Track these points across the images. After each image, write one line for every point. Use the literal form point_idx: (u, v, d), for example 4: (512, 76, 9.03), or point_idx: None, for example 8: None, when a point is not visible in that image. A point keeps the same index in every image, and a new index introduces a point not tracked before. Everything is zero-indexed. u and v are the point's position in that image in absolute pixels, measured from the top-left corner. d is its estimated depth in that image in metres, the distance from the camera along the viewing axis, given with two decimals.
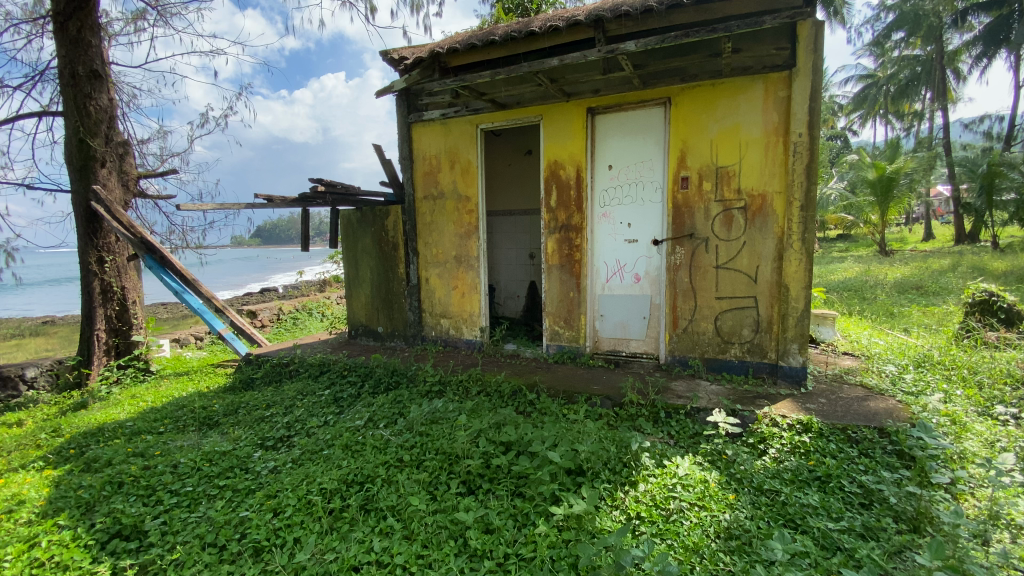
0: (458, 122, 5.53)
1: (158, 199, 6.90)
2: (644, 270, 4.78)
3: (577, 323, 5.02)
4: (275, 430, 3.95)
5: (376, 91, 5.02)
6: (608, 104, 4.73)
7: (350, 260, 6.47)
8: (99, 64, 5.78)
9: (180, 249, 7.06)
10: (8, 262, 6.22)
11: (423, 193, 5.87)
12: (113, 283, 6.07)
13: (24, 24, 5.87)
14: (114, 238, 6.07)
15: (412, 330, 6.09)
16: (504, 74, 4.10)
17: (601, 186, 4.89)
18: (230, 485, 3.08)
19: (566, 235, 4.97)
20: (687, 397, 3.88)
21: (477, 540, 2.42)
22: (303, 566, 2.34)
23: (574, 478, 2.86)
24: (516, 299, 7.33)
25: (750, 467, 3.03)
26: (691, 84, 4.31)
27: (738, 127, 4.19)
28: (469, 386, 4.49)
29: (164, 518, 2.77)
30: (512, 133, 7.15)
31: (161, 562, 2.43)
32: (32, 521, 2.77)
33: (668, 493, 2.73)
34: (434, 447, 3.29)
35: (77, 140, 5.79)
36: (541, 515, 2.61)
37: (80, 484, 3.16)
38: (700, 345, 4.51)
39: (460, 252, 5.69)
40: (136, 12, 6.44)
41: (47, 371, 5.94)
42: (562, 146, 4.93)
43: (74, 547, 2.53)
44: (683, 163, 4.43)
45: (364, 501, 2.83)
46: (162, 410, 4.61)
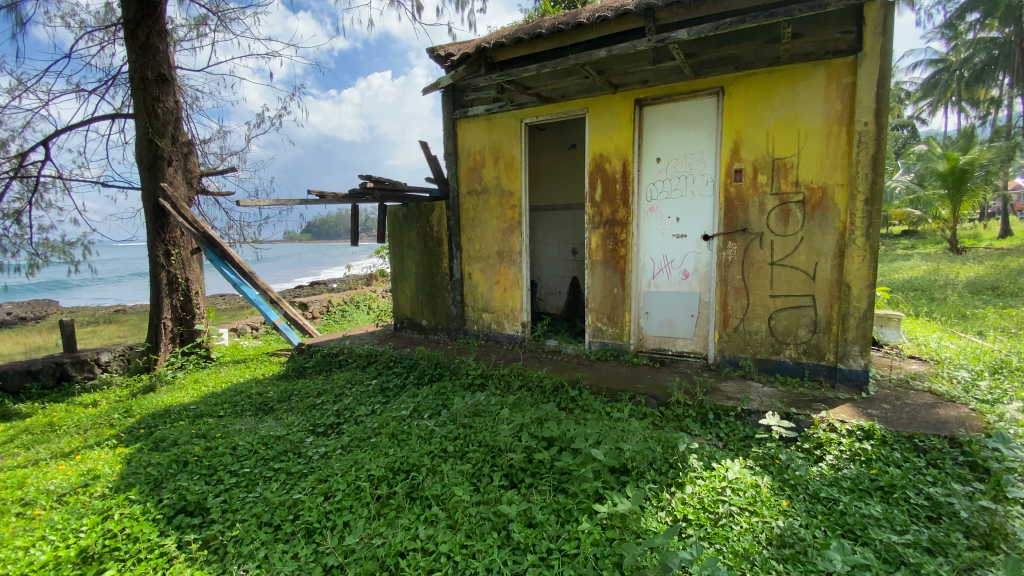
0: (502, 117, 5.53)
1: (218, 196, 7.28)
2: (692, 266, 4.64)
3: (621, 321, 4.92)
4: (326, 417, 4.10)
5: (424, 88, 5.08)
6: (657, 95, 4.60)
7: (395, 255, 6.65)
8: (166, 68, 6.14)
9: (238, 243, 7.42)
10: (85, 255, 6.71)
11: (467, 189, 5.91)
12: (178, 275, 6.46)
13: (98, 32, 6.31)
14: (179, 232, 6.45)
15: (455, 324, 6.17)
16: (550, 67, 4.05)
17: (648, 180, 4.77)
18: (284, 468, 3.22)
19: (611, 231, 4.88)
20: (738, 399, 3.74)
21: (520, 534, 2.42)
22: (352, 549, 2.42)
23: (619, 477, 2.82)
24: (558, 295, 7.29)
25: (805, 474, 2.89)
26: (746, 72, 4.15)
27: (797, 117, 3.99)
28: (511, 380, 4.50)
29: (223, 497, 2.92)
30: (556, 128, 7.10)
31: (222, 538, 2.57)
32: (106, 494, 3.00)
33: (716, 497, 2.64)
34: (477, 440, 3.32)
35: (147, 141, 6.18)
36: (585, 512, 2.57)
37: (149, 462, 3.39)
38: (752, 346, 4.34)
39: (503, 247, 5.70)
40: (198, 18, 6.81)
41: (120, 356, 6.41)
42: (608, 139, 4.84)
43: (143, 520, 2.72)
44: (736, 156, 4.26)
45: (410, 489, 2.89)
46: (222, 395, 4.88)
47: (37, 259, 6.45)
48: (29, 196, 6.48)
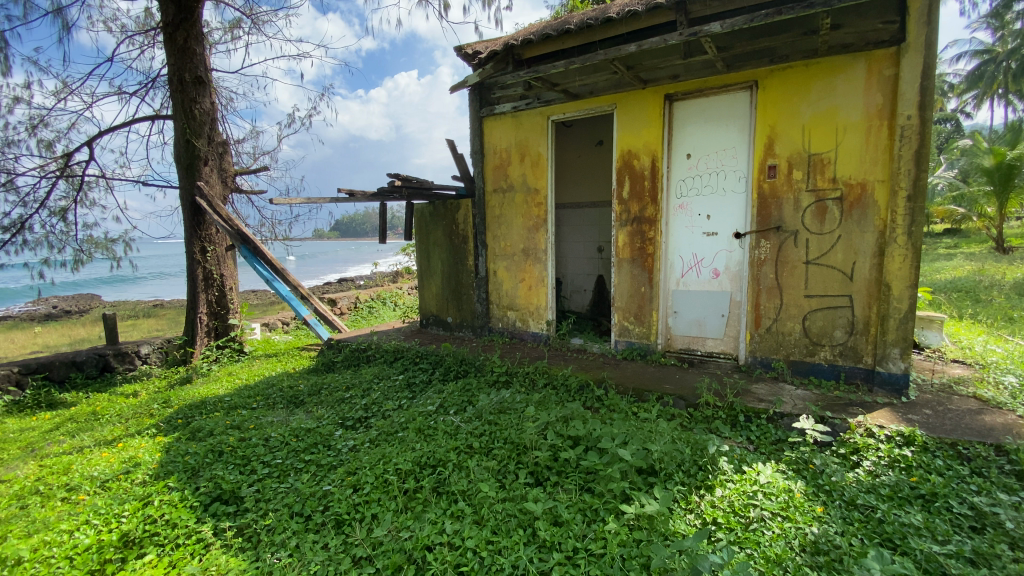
0: (529, 114, 5.51)
1: (251, 195, 7.49)
2: (723, 264, 4.54)
3: (648, 320, 4.85)
4: (355, 411, 4.18)
5: (451, 86, 5.10)
6: (687, 90, 4.52)
7: (422, 253, 6.79)
8: (202, 70, 6.32)
9: (270, 241, 7.62)
10: (126, 251, 6.99)
11: (493, 186, 5.92)
12: (213, 271, 6.67)
13: (139, 36, 6.55)
14: (214, 229, 6.65)
15: (479, 321, 6.19)
16: (578, 63, 4.01)
17: (678, 176, 4.68)
18: (314, 460, 3.29)
19: (639, 228, 4.82)
20: (770, 401, 3.65)
21: (546, 532, 2.41)
22: (380, 541, 2.45)
23: (646, 478, 2.78)
24: (583, 293, 7.25)
25: (841, 479, 2.80)
26: (782, 65, 4.03)
27: (835, 111, 3.86)
28: (536, 378, 4.49)
29: (257, 486, 3.01)
30: (583, 124, 7.04)
31: (256, 526, 2.65)
32: (146, 481, 3.12)
33: (747, 501, 2.58)
34: (503, 437, 3.33)
35: (184, 141, 6.39)
36: (611, 513, 2.54)
37: (186, 451, 3.51)
38: (785, 347, 4.22)
39: (528, 245, 5.68)
40: (233, 21, 7.00)
41: (158, 349, 6.67)
42: (637, 135, 4.77)
43: (181, 507, 2.81)
44: (770, 151, 4.15)
45: (436, 483, 2.91)
46: (255, 387, 5.02)
47: (81, 255, 6.76)
48: (74, 195, 6.78)
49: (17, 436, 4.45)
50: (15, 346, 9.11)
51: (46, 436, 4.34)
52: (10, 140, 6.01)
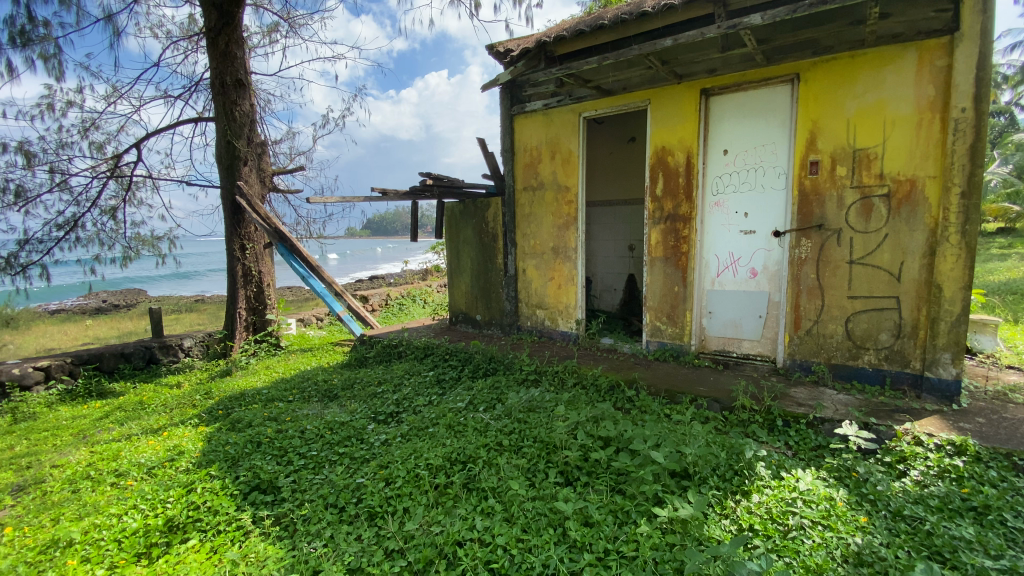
0: (560, 111, 5.47)
1: (287, 194, 7.71)
2: (762, 264, 4.41)
3: (681, 320, 4.76)
4: (387, 406, 4.25)
5: (483, 84, 5.11)
6: (725, 84, 4.40)
7: (453, 251, 6.87)
8: (242, 73, 6.53)
9: (305, 239, 7.82)
10: (171, 249, 7.29)
11: (523, 184, 5.91)
12: (252, 267, 6.89)
13: (183, 41, 6.82)
14: (253, 228, 6.87)
15: (508, 319, 6.19)
16: (612, 59, 3.95)
17: (714, 173, 4.57)
18: (348, 453, 3.36)
19: (673, 226, 4.72)
20: (810, 406, 3.53)
21: (576, 532, 2.38)
22: (412, 535, 2.48)
23: (680, 481, 2.73)
24: (613, 293, 7.17)
25: (887, 489, 2.67)
26: (826, 57, 3.88)
27: (882, 104, 3.70)
28: (566, 378, 4.46)
29: (293, 477, 3.09)
30: (615, 121, 6.96)
31: (293, 515, 2.72)
32: (190, 469, 3.25)
33: (785, 507, 2.50)
34: (532, 435, 3.32)
35: (226, 142, 6.62)
36: (643, 515, 2.50)
37: (227, 440, 3.64)
38: (826, 350, 4.07)
39: (558, 243, 5.64)
40: (271, 26, 7.21)
41: (200, 343, 6.97)
42: (671, 131, 4.68)
43: (222, 495, 2.91)
44: (813, 146, 4.00)
45: (467, 480, 2.93)
46: (291, 381, 5.17)
47: (130, 252, 7.08)
48: (123, 195, 7.11)
49: (71, 424, 4.70)
50: (70, 338, 9.64)
51: (97, 424, 4.57)
52: (65, 143, 6.35)
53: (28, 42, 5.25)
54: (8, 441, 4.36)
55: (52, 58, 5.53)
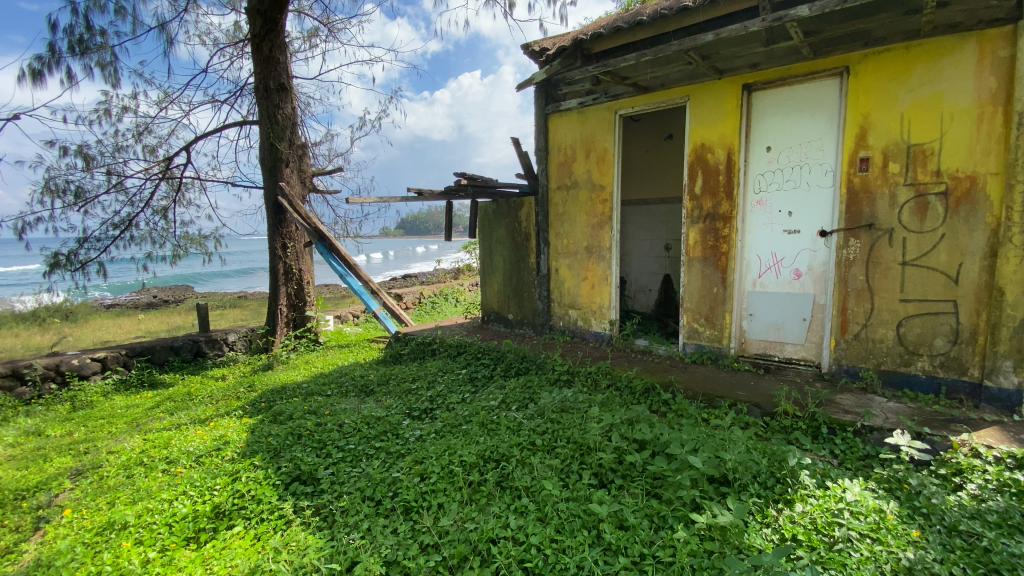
0: (596, 109, 5.42)
1: (326, 194, 7.92)
2: (806, 265, 4.25)
3: (720, 322, 4.64)
4: (421, 402, 4.32)
5: (518, 84, 5.12)
6: (768, 79, 4.27)
7: (486, 250, 6.92)
8: (285, 77, 6.75)
9: (342, 238, 8.02)
10: (217, 247, 7.60)
11: (557, 183, 5.88)
12: (292, 266, 7.11)
13: (229, 48, 7.10)
14: (294, 227, 7.09)
15: (541, 319, 6.18)
16: (650, 55, 3.88)
17: (756, 170, 4.43)
18: (384, 447, 3.43)
19: (712, 225, 4.60)
20: (857, 414, 3.38)
21: (611, 535, 2.36)
22: (446, 530, 2.51)
23: (718, 488, 2.66)
24: (648, 293, 7.06)
25: (943, 502, 2.52)
26: (878, 49, 3.72)
27: (939, 97, 3.51)
28: (599, 379, 4.41)
29: (332, 469, 3.17)
30: (652, 118, 6.85)
31: (331, 507, 2.79)
32: (235, 458, 3.38)
33: (831, 518, 2.39)
34: (566, 436, 3.30)
35: (269, 144, 6.86)
36: (680, 521, 2.45)
37: (269, 432, 3.77)
38: (875, 355, 3.89)
39: (592, 243, 5.59)
40: (311, 31, 7.42)
41: (243, 337, 7.25)
42: (711, 127, 4.57)
43: (265, 484, 3.01)
44: (863, 142, 3.83)
45: (500, 478, 2.94)
46: (330, 375, 5.32)
47: (179, 250, 7.42)
48: (174, 195, 7.46)
49: (125, 412, 4.97)
50: (125, 330, 10.21)
51: (149, 413, 4.82)
52: (121, 147, 6.72)
53: (87, 51, 5.59)
54: (69, 427, 4.65)
55: (108, 65, 5.86)
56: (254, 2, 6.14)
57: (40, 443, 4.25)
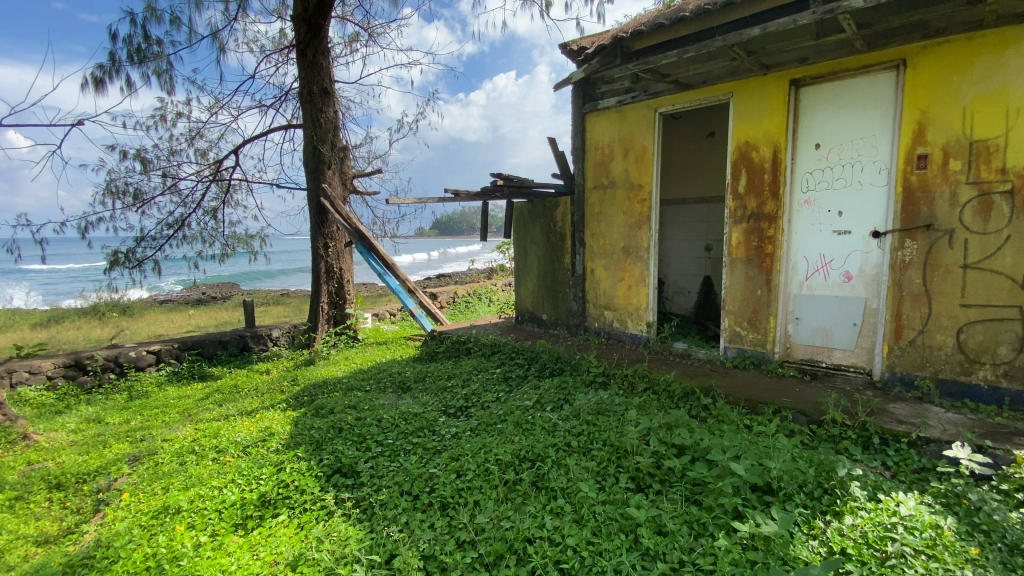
0: (635, 108, 5.35)
1: (365, 195, 8.11)
2: (857, 267, 4.07)
3: (763, 326, 4.49)
4: (456, 400, 4.37)
5: (555, 84, 5.11)
6: (818, 74, 4.10)
7: (521, 250, 6.95)
8: (327, 82, 6.95)
9: (380, 238, 8.20)
10: (262, 246, 7.90)
11: (594, 183, 5.83)
12: (333, 264, 7.32)
13: (276, 54, 7.38)
14: (335, 227, 7.29)
15: (576, 320, 6.14)
16: (692, 51, 3.80)
17: (804, 168, 4.27)
18: (421, 443, 3.49)
19: (756, 225, 4.46)
20: (911, 424, 3.22)
21: (649, 540, 2.32)
22: (483, 527, 2.53)
23: (762, 496, 2.58)
24: (687, 295, 6.91)
25: (1006, 519, 2.35)
26: (937, 40, 3.53)
27: (1005, 91, 3.32)
28: (636, 382, 4.34)
29: (371, 463, 3.25)
30: (692, 116, 6.71)
31: (371, 500, 2.86)
32: (280, 449, 3.52)
33: (883, 533, 2.27)
34: (602, 438, 3.27)
35: (313, 147, 7.10)
36: (721, 529, 2.38)
37: (312, 425, 3.89)
38: (933, 363, 3.68)
39: (629, 243, 5.51)
40: (352, 36, 7.62)
41: (286, 333, 7.54)
42: (756, 124, 4.43)
43: (308, 475, 3.11)
44: (920, 139, 3.64)
45: (536, 478, 2.94)
46: (368, 371, 5.46)
47: (227, 249, 7.76)
48: (223, 197, 7.81)
49: (177, 402, 5.24)
50: (177, 325, 10.74)
51: (199, 404, 5.06)
52: (176, 150, 7.08)
53: (144, 60, 5.92)
54: (126, 415, 4.93)
55: (164, 73, 6.19)
56: (299, 9, 6.35)
57: (100, 429, 4.53)
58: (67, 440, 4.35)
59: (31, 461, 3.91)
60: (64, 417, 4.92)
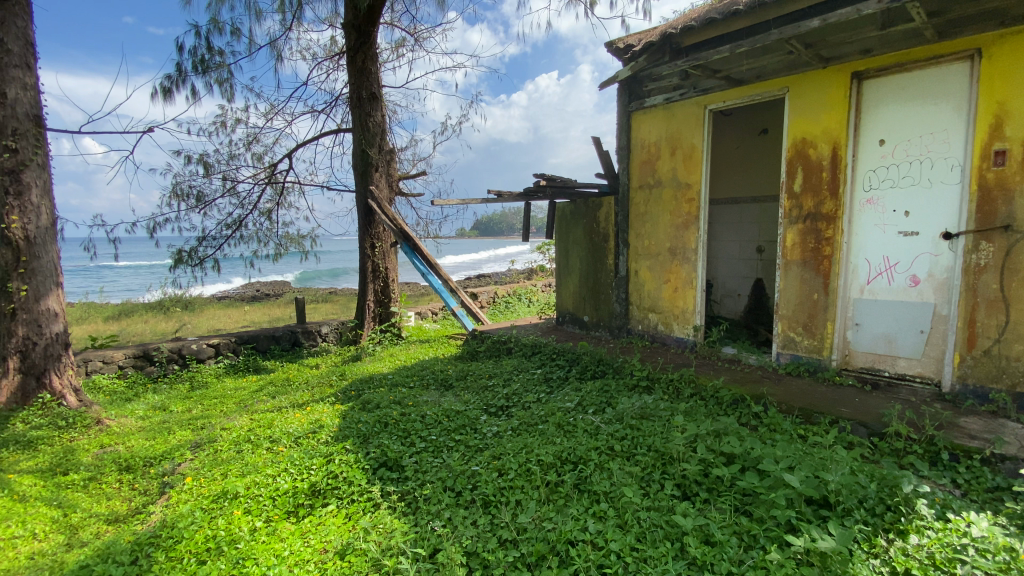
0: (683, 105, 5.22)
1: (410, 197, 8.29)
2: (926, 271, 3.82)
3: (820, 331, 4.29)
4: (497, 399, 4.40)
5: (601, 83, 5.06)
6: (883, 66, 3.88)
7: (562, 251, 6.92)
8: (376, 87, 7.16)
9: (424, 238, 8.37)
10: (313, 246, 8.22)
11: (639, 182, 5.73)
12: (380, 264, 7.52)
13: (327, 61, 7.67)
14: (382, 228, 7.49)
15: (618, 322, 6.05)
16: (746, 46, 3.67)
17: (866, 166, 4.04)
18: (463, 440, 3.54)
19: (813, 226, 4.26)
20: (985, 440, 2.99)
21: (696, 549, 2.26)
22: (525, 527, 2.54)
23: (818, 511, 2.46)
24: (736, 298, 6.69)
25: None
26: (1017, 27, 3.28)
27: None
28: (682, 387, 4.24)
29: (415, 458, 3.32)
30: (744, 113, 6.49)
31: (415, 494, 2.92)
32: (330, 441, 3.65)
33: (952, 555, 2.11)
34: (646, 444, 3.21)
35: (361, 150, 7.32)
36: (774, 542, 2.29)
37: (358, 419, 4.02)
38: (1010, 375, 3.42)
39: (675, 244, 5.39)
40: (399, 41, 7.82)
41: (334, 330, 7.83)
42: (813, 120, 4.23)
43: (355, 467, 3.21)
44: (998, 133, 3.39)
45: (578, 480, 2.92)
46: (412, 368, 5.58)
47: (280, 249, 8.11)
48: (277, 199, 8.18)
49: (234, 393, 5.53)
50: (233, 320, 11.33)
51: (254, 395, 5.32)
52: (235, 155, 7.47)
53: (208, 69, 6.28)
54: (188, 404, 5.25)
55: (226, 82, 6.55)
56: (350, 17, 6.57)
57: (165, 417, 4.84)
58: (135, 426, 4.67)
59: (104, 445, 4.22)
60: (133, 404, 5.29)
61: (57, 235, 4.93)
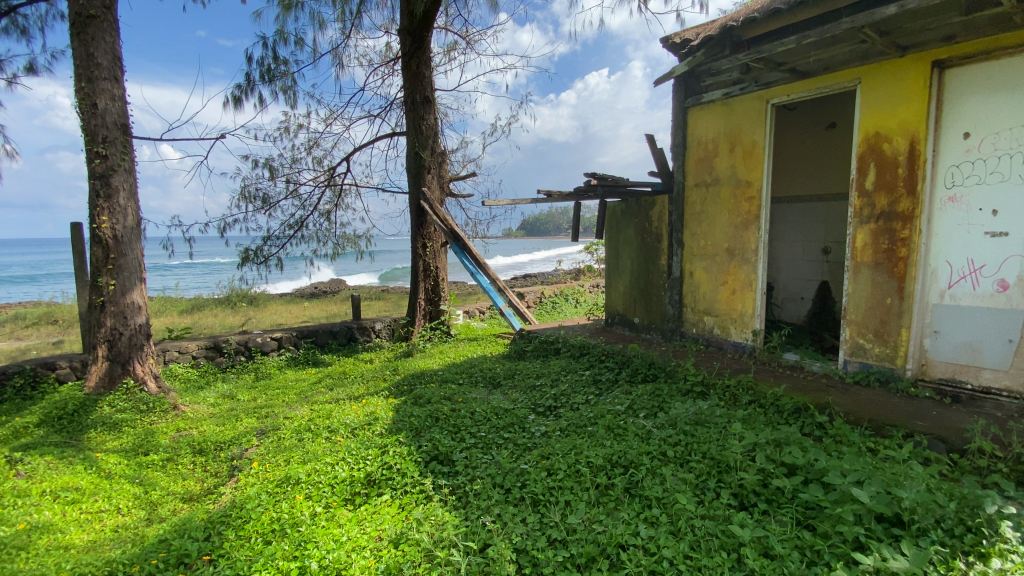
0: (743, 100, 5.03)
1: (460, 198, 8.44)
2: (1016, 275, 3.51)
3: (893, 338, 4.01)
4: (546, 399, 4.40)
5: (656, 79, 4.96)
6: (968, 53, 3.58)
7: (613, 251, 6.84)
8: (429, 90, 7.33)
9: (473, 238, 8.49)
10: (368, 245, 8.51)
11: (695, 180, 5.56)
12: (430, 263, 7.69)
13: (383, 66, 7.93)
14: (433, 228, 7.66)
15: (671, 324, 5.90)
16: (814, 36, 3.50)
17: (948, 160, 3.74)
18: (512, 438, 3.57)
19: (886, 226, 3.99)
20: None
21: (755, 561, 2.18)
22: (575, 528, 2.54)
23: (889, 529, 2.30)
24: (798, 302, 6.37)
25: None
26: None
27: None
28: (739, 394, 4.08)
29: (465, 453, 3.39)
30: (809, 107, 6.17)
31: (466, 488, 2.98)
32: (384, 433, 3.78)
33: None
34: (701, 450, 3.12)
35: (415, 153, 7.52)
36: (840, 560, 2.16)
37: (410, 413, 4.13)
38: None
39: (733, 244, 5.19)
40: (451, 45, 7.98)
41: (387, 326, 8.09)
42: (888, 112, 3.97)
43: (408, 459, 3.31)
44: None
45: (629, 484, 2.88)
46: (461, 366, 5.68)
47: (338, 248, 8.46)
48: (335, 200, 8.54)
49: (295, 384, 5.83)
50: (293, 315, 11.91)
51: (312, 387, 5.59)
52: (297, 159, 7.86)
53: (274, 77, 6.65)
54: (253, 394, 5.58)
55: (290, 89, 6.92)
56: (405, 23, 6.80)
57: (233, 405, 5.17)
58: (207, 412, 5.01)
59: (180, 428, 4.56)
60: (205, 392, 5.68)
61: (141, 235, 5.37)
